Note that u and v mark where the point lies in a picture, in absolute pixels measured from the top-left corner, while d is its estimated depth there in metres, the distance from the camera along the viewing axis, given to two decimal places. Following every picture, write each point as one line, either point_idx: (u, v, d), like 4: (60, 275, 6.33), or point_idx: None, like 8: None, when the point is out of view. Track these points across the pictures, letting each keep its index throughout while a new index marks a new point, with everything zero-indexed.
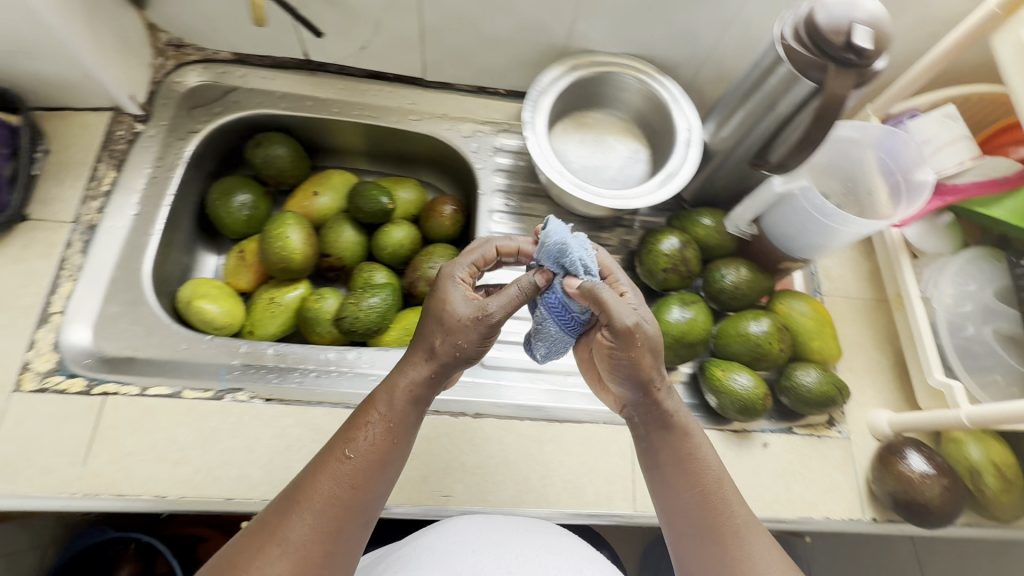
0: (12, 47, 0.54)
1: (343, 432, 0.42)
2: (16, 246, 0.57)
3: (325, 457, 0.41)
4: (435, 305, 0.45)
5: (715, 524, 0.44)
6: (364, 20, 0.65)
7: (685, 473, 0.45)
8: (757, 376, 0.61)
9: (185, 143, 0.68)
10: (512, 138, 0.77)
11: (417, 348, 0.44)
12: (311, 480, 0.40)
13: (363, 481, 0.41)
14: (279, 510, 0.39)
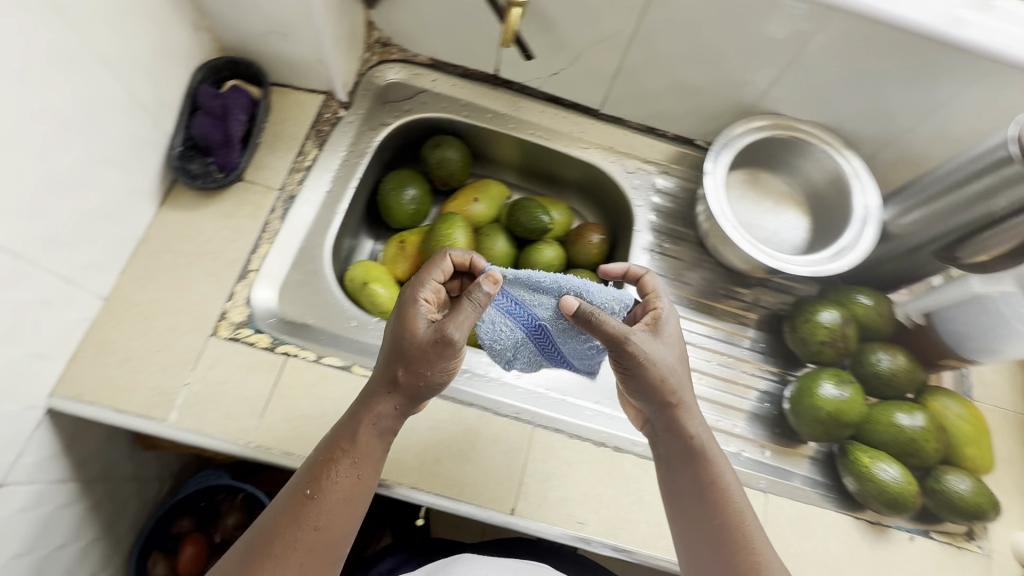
0: (270, 28, 0.60)
1: (314, 463, 0.45)
2: (230, 203, 0.62)
3: (297, 487, 0.44)
4: (395, 326, 0.48)
5: (732, 551, 0.44)
6: (568, 50, 0.68)
7: (698, 495, 0.47)
8: (906, 470, 0.59)
9: (376, 134, 0.72)
10: (670, 180, 0.78)
11: (387, 377, 0.46)
12: (279, 523, 0.43)
13: (327, 522, 0.43)
14: (263, 541, 0.42)
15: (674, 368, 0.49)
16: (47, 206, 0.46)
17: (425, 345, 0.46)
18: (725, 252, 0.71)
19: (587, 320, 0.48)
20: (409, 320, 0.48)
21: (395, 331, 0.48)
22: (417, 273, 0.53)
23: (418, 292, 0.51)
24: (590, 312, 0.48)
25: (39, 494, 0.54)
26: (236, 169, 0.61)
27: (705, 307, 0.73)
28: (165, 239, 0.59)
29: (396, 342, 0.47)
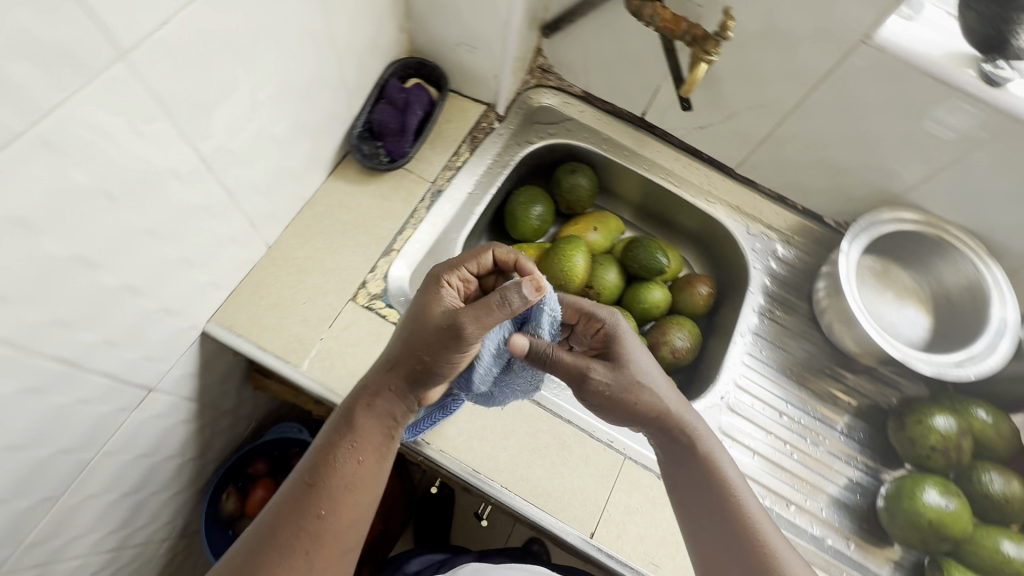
0: (463, 40, 0.66)
1: (316, 455, 0.47)
2: (388, 185, 0.67)
3: (301, 479, 0.46)
4: (404, 322, 0.50)
5: (743, 544, 0.47)
6: (723, 108, 0.71)
7: (704, 494, 0.49)
8: None
9: (520, 150, 0.77)
10: (790, 249, 0.78)
11: (387, 373, 0.49)
12: (284, 514, 0.45)
13: (331, 507, 0.45)
14: (274, 530, 0.44)
15: (649, 386, 0.50)
16: (262, 157, 0.53)
17: (437, 341, 0.46)
18: (838, 329, 0.71)
19: (543, 356, 0.49)
20: (418, 315, 0.49)
21: (403, 328, 0.49)
22: (456, 257, 0.53)
23: (443, 280, 0.51)
24: (544, 347, 0.49)
25: (172, 405, 0.59)
26: (403, 157, 0.67)
27: (805, 382, 0.71)
28: (327, 206, 0.65)
29: (402, 339, 0.48)
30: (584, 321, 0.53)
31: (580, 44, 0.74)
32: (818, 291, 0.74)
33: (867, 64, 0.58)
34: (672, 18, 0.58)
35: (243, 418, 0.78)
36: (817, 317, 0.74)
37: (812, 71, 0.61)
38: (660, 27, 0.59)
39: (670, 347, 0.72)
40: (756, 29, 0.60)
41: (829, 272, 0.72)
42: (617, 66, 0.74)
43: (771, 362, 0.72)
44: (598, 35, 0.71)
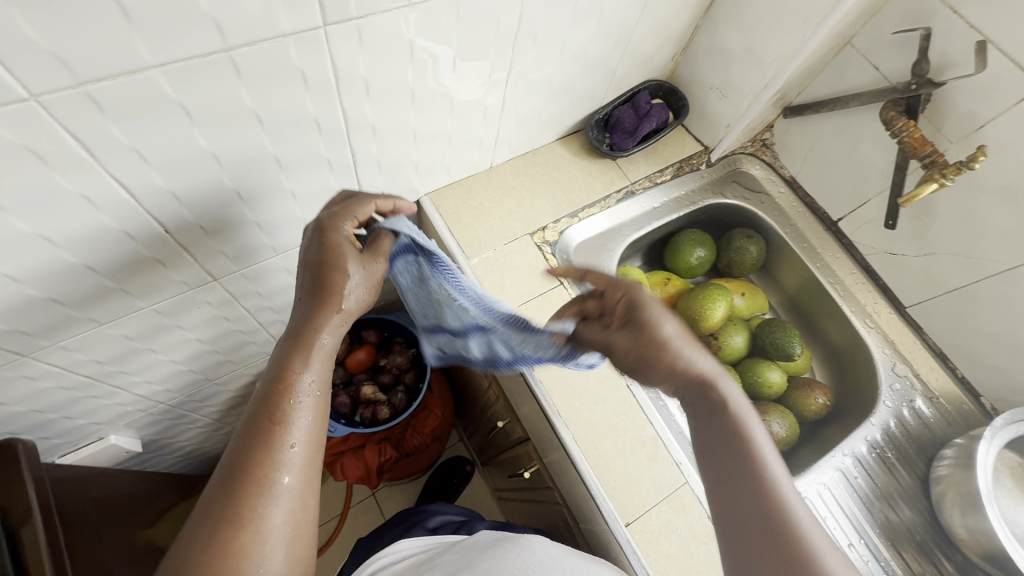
0: (718, 86, 0.75)
1: (265, 390, 0.46)
2: (597, 168, 0.78)
3: (259, 418, 0.44)
4: (313, 264, 0.49)
5: (764, 509, 0.41)
6: (924, 243, 0.72)
7: (721, 447, 0.45)
8: None
9: (712, 197, 0.84)
10: (930, 407, 0.75)
11: (326, 311, 0.48)
12: (252, 454, 0.43)
13: (300, 439, 0.45)
14: (242, 469, 0.42)
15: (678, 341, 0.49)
16: (535, 97, 0.66)
17: (355, 289, 0.49)
18: (949, 503, 0.67)
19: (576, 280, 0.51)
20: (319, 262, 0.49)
21: (310, 278, 0.49)
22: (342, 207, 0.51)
23: (351, 207, 0.51)
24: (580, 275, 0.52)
25: None
26: (622, 152, 0.76)
27: (886, 534, 0.68)
28: (545, 160, 0.77)
29: (323, 284, 0.48)
30: (610, 293, 0.51)
31: (812, 133, 0.79)
32: (940, 462, 0.70)
33: None
34: (919, 138, 0.62)
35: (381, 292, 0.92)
36: (929, 483, 0.71)
37: None
38: (903, 142, 0.63)
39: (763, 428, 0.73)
40: (1001, 181, 0.62)
41: (963, 445, 0.68)
42: (836, 166, 0.79)
43: (861, 495, 0.69)
44: (835, 132, 0.76)
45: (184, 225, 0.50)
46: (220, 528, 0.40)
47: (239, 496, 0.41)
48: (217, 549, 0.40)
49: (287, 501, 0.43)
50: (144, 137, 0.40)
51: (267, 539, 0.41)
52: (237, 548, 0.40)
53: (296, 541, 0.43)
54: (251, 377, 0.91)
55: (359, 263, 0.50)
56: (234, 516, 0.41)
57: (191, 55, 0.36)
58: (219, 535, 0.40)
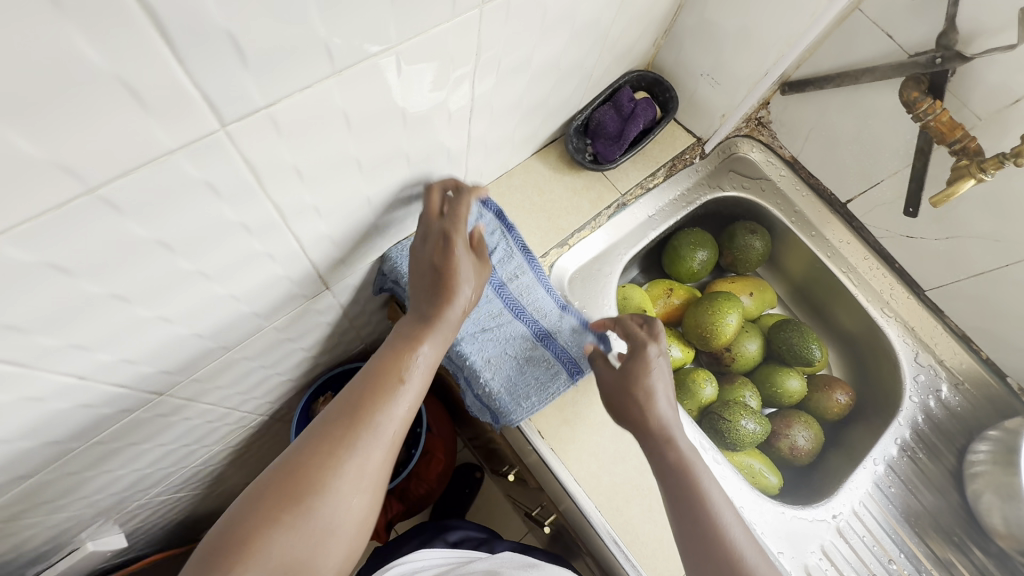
0: (710, 73, 0.65)
1: (395, 347, 0.48)
2: (582, 182, 0.68)
3: (378, 371, 0.47)
4: (434, 250, 0.50)
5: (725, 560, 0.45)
6: (948, 227, 0.66)
7: (678, 501, 0.49)
8: None
9: (709, 192, 0.76)
10: (956, 396, 0.71)
11: (446, 300, 0.49)
12: (364, 395, 0.45)
13: (404, 406, 0.46)
14: (352, 406, 0.45)
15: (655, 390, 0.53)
16: (505, 122, 0.55)
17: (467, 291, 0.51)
18: (989, 502, 0.64)
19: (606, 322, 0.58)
20: (436, 240, 0.50)
21: (429, 255, 0.51)
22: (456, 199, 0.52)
23: (457, 213, 0.52)
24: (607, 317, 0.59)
25: (330, 308, 0.64)
26: (610, 162, 0.67)
27: (922, 536, 0.65)
28: (522, 181, 0.67)
29: (442, 273, 0.50)
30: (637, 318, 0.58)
31: (815, 111, 0.71)
32: (974, 453, 0.67)
33: None
34: (948, 123, 0.54)
35: (359, 339, 0.83)
36: (962, 478, 0.68)
37: None
38: (929, 127, 0.56)
39: (789, 443, 0.69)
40: None
41: (999, 441, 0.65)
42: (844, 146, 0.71)
43: (896, 504, 0.66)
44: (842, 110, 0.68)
45: (103, 366, 0.41)
46: (312, 462, 0.42)
47: (346, 433, 0.43)
48: (308, 468, 0.42)
49: (374, 452, 0.44)
50: (11, 306, 0.30)
51: (344, 480, 0.42)
52: (320, 476, 0.41)
53: (365, 496, 0.43)
54: (233, 449, 0.83)
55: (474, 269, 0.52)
56: (329, 447, 0.42)
57: (40, 210, 0.26)
58: (310, 465, 0.42)
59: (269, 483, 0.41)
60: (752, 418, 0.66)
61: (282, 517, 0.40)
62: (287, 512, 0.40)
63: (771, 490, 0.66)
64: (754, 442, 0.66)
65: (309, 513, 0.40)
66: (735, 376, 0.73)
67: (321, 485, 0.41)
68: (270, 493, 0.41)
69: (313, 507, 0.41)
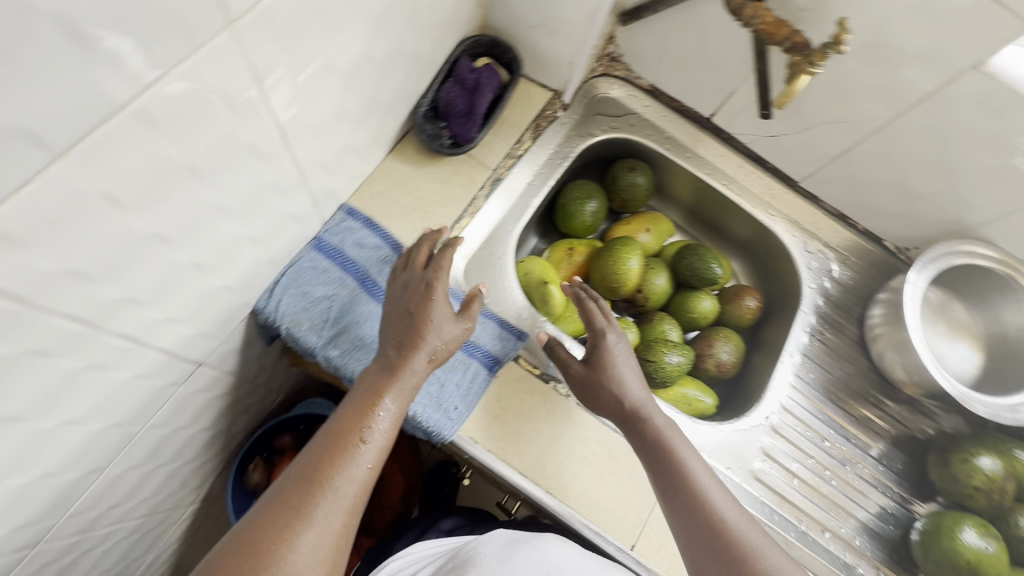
0: (543, 22, 0.62)
1: (356, 404, 0.46)
2: (448, 170, 0.64)
3: (343, 430, 0.45)
4: (413, 292, 0.51)
5: (712, 529, 0.46)
6: (802, 120, 0.67)
7: (663, 482, 0.50)
8: (995, 542, 0.58)
9: (581, 141, 0.74)
10: (846, 272, 0.76)
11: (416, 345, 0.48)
12: (322, 457, 0.43)
13: (369, 468, 0.44)
14: (311, 471, 0.43)
15: (624, 379, 0.54)
16: (335, 134, 0.49)
17: (440, 336, 0.50)
18: (892, 359, 0.69)
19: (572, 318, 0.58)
20: (419, 286, 0.52)
21: (405, 296, 0.52)
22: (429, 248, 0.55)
23: (437, 263, 0.53)
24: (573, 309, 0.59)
25: (215, 380, 0.57)
26: (468, 141, 0.63)
27: (843, 409, 0.70)
28: (386, 186, 0.62)
29: (412, 321, 0.49)
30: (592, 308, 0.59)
31: (657, 35, 0.70)
32: (870, 315, 0.73)
33: (973, 89, 0.54)
34: (774, 23, 0.54)
35: (273, 392, 0.77)
36: (866, 343, 0.73)
37: (910, 92, 0.57)
38: (758, 30, 0.55)
39: (714, 361, 0.71)
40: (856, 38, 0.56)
41: (888, 302, 0.70)
42: (693, 63, 0.70)
43: (817, 387, 0.70)
44: (680, 29, 0.67)
45: None
46: (270, 534, 0.40)
47: (308, 499, 0.41)
48: (263, 543, 0.39)
49: (330, 517, 0.41)
50: None
51: (299, 551, 0.40)
52: (275, 548, 0.39)
53: (323, 566, 0.40)
54: (173, 547, 0.76)
55: (450, 314, 0.51)
56: (292, 517, 0.40)
57: None
58: (269, 538, 0.39)
59: (224, 559, 0.39)
60: (675, 350, 0.67)
61: None
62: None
63: (708, 411, 0.69)
64: (683, 374, 0.68)
65: None
66: (653, 314, 0.74)
67: (275, 557, 0.39)
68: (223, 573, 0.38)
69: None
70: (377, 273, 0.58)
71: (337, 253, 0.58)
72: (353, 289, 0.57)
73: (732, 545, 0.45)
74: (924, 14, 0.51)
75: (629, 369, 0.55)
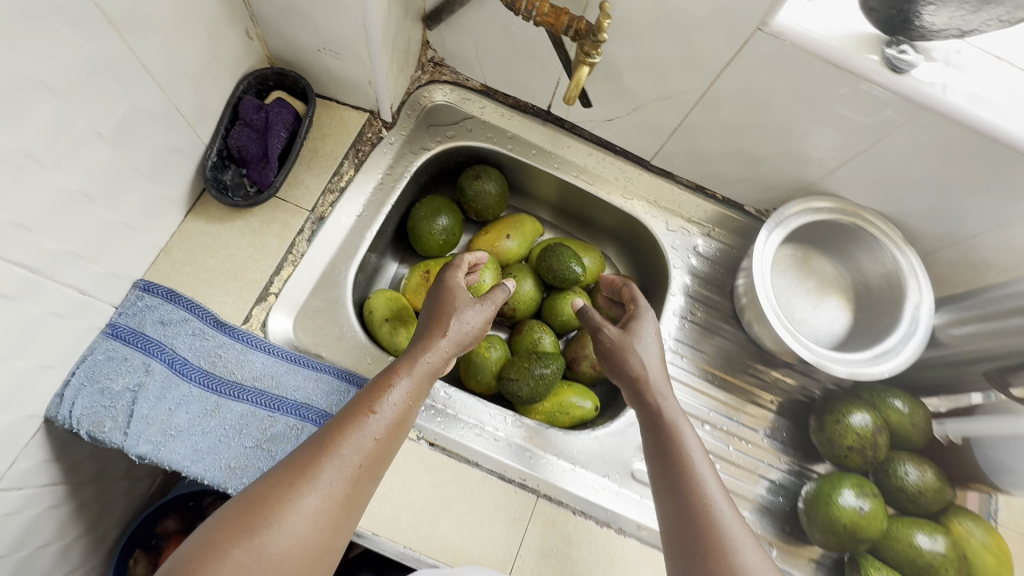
0: (323, 45, 0.57)
1: (376, 381, 0.48)
2: (258, 220, 0.59)
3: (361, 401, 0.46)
4: (443, 287, 0.58)
5: (682, 501, 0.45)
6: (628, 100, 0.64)
7: (653, 452, 0.49)
8: (873, 500, 0.57)
9: (415, 157, 0.70)
10: (711, 244, 0.74)
11: (440, 326, 0.54)
12: (335, 423, 0.44)
13: (378, 445, 0.44)
14: (321, 437, 0.43)
15: (642, 350, 0.54)
16: (75, 218, 0.44)
17: (464, 320, 0.55)
18: (759, 330, 0.68)
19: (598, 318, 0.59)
20: (444, 282, 0.58)
21: (434, 295, 0.58)
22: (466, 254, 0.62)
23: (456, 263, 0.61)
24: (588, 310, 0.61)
25: (28, 498, 0.52)
26: (270, 186, 0.58)
27: (724, 388, 0.69)
28: (188, 250, 0.57)
29: (440, 310, 0.55)
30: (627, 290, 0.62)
31: (467, 34, 0.65)
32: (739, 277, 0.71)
33: (767, 50, 0.51)
34: (551, 12, 0.50)
35: (142, 478, 0.72)
36: (738, 314, 0.71)
37: (713, 59, 0.55)
38: (539, 22, 0.52)
39: (590, 363, 0.69)
40: (645, 14, 0.53)
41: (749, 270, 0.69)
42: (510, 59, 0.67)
43: (694, 369, 0.69)
44: (485, 26, 0.63)
45: None
46: (275, 488, 0.40)
47: (317, 456, 0.42)
48: (266, 498, 0.39)
49: (333, 482, 0.41)
50: None
51: (300, 511, 0.39)
52: (279, 504, 0.39)
53: (321, 531, 0.40)
54: None
55: (473, 301, 0.57)
56: (300, 470, 0.41)
57: None
58: (274, 493, 0.40)
59: (228, 517, 0.39)
60: (542, 362, 0.64)
61: (231, 551, 0.37)
62: (237, 548, 0.37)
63: (590, 415, 0.67)
64: (554, 384, 0.65)
65: (253, 544, 0.37)
66: (524, 324, 0.71)
67: (276, 516, 0.38)
68: (229, 527, 0.38)
69: (261, 542, 0.37)
70: (188, 349, 0.53)
71: (137, 337, 0.52)
72: (159, 374, 0.52)
73: (695, 519, 0.43)
74: None
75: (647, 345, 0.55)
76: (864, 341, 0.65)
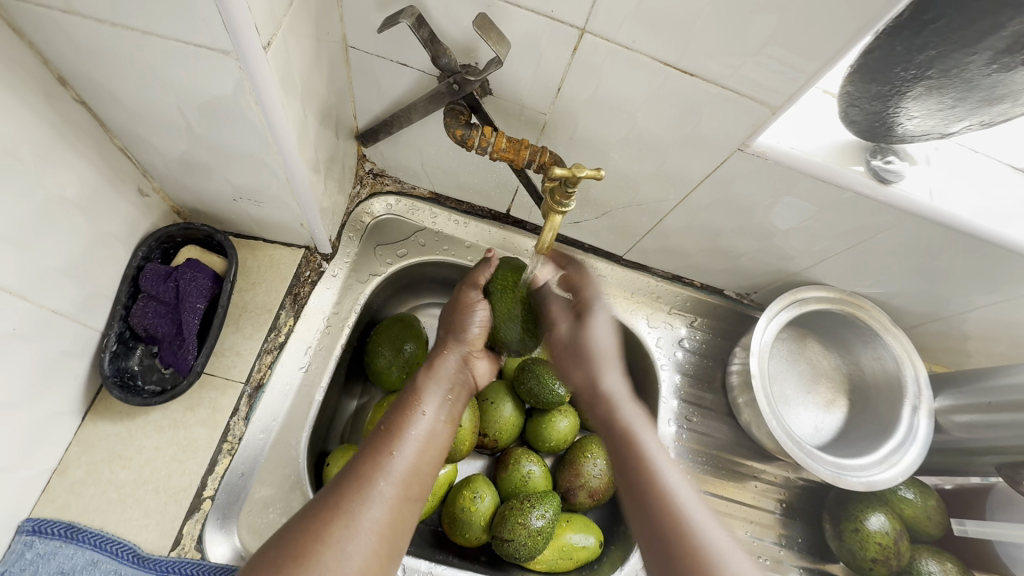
0: (240, 195, 0.47)
1: (390, 425, 0.48)
2: (180, 408, 0.49)
3: (375, 441, 0.46)
4: (450, 317, 0.59)
5: (655, 513, 0.44)
6: (597, 207, 0.59)
7: (631, 492, 0.47)
8: None
9: (365, 286, 0.61)
10: (696, 335, 0.70)
11: (438, 365, 0.55)
12: (348, 477, 0.42)
13: (403, 482, 0.43)
14: (332, 497, 0.41)
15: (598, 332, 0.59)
16: None
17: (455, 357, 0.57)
18: (758, 433, 0.63)
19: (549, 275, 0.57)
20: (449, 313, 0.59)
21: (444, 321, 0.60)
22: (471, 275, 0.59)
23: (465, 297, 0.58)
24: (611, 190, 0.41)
25: None
26: (189, 369, 0.47)
27: (726, 494, 0.65)
28: (91, 465, 0.46)
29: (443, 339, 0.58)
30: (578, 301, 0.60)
31: (410, 150, 0.58)
32: (733, 363, 0.67)
33: (745, 167, 0.47)
34: (509, 148, 0.44)
35: None
36: (734, 411, 0.67)
37: (690, 174, 0.50)
38: (496, 159, 0.45)
39: (586, 492, 0.62)
40: (613, 134, 0.47)
41: (742, 366, 0.64)
42: (461, 172, 0.59)
43: (700, 480, 0.64)
44: (430, 143, 0.55)
45: None
46: (288, 549, 0.37)
47: (338, 505, 0.40)
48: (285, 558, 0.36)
49: (358, 540, 0.39)
50: None
51: None
52: (348, 505, 0.40)
53: None
54: None
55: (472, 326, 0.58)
56: (316, 534, 0.38)
57: None
58: (295, 554, 0.37)
59: None
60: (538, 511, 0.56)
61: None
62: None
63: (595, 554, 0.60)
64: (553, 533, 0.57)
65: None
66: (508, 454, 0.63)
67: None
68: (284, 549, 0.37)
69: (326, 562, 0.37)
70: None
71: None
72: None
73: (674, 525, 0.43)
74: (668, 106, 0.43)
75: (606, 340, 0.59)
76: (866, 433, 0.62)
